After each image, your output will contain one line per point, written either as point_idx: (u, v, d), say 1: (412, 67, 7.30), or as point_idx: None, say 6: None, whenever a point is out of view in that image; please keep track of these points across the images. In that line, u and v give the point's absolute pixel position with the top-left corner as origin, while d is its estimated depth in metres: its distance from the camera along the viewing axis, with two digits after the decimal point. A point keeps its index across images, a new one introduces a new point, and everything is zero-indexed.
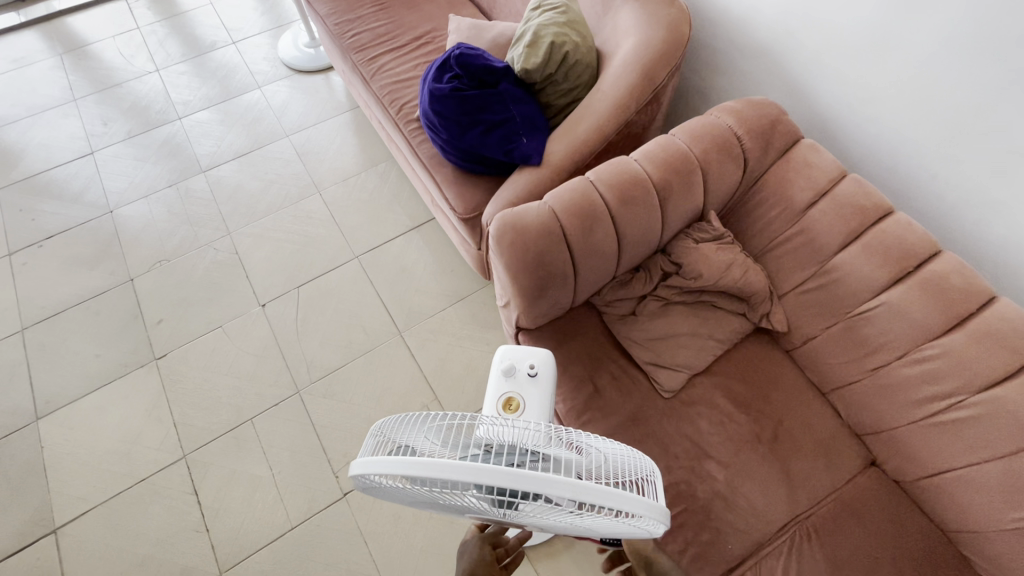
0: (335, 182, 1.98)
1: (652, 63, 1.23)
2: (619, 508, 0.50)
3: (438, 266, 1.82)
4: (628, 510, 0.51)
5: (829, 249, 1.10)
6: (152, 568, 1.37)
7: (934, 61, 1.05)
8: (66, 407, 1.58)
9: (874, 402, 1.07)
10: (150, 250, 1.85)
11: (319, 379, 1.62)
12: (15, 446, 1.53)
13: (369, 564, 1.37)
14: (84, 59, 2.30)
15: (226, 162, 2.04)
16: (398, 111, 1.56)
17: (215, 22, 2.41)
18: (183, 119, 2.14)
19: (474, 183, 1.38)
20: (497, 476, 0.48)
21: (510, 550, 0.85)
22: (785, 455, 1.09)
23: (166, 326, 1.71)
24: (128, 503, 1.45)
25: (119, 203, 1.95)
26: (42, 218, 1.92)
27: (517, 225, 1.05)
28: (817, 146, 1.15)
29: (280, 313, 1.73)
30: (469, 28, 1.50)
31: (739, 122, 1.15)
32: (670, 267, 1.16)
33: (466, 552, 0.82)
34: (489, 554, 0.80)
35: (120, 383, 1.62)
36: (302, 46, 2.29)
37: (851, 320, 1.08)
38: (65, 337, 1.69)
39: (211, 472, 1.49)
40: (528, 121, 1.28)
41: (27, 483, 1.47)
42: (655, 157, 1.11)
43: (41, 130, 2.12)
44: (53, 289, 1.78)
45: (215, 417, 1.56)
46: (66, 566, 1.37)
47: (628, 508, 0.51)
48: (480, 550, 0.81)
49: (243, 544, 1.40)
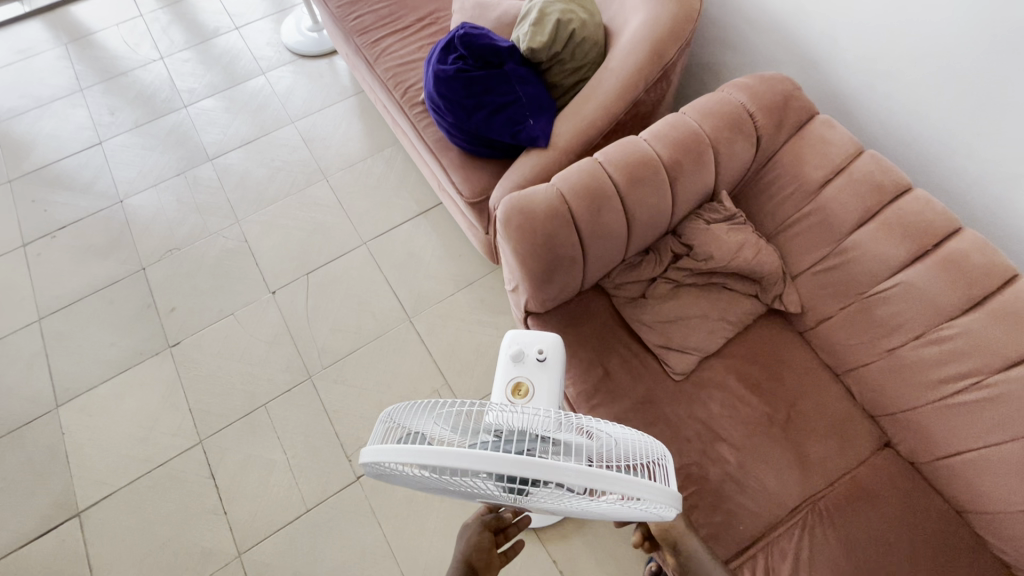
0: (342, 168, 1.98)
1: (661, 39, 1.19)
2: (632, 494, 0.50)
3: (447, 250, 1.81)
4: (640, 497, 0.51)
5: (844, 228, 1.07)
6: (174, 549, 1.41)
7: (954, 30, 1.01)
8: (84, 394, 1.61)
9: (888, 383, 1.06)
10: (161, 238, 1.87)
11: (330, 364, 1.63)
12: (37, 433, 1.56)
13: (384, 545, 1.40)
14: (89, 48, 2.30)
15: (233, 150, 2.04)
16: (403, 94, 1.54)
17: (217, 7, 2.39)
18: (189, 107, 2.14)
19: (481, 167, 1.37)
20: (509, 466, 0.48)
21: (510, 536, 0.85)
22: (797, 437, 1.09)
23: (179, 314, 1.73)
24: (149, 487, 1.48)
25: (128, 193, 1.96)
26: (54, 209, 1.94)
27: (524, 207, 1.03)
28: (832, 122, 1.12)
29: (290, 300, 1.74)
30: (474, 7, 1.47)
31: (751, 98, 1.11)
32: (681, 249, 1.14)
33: (466, 534, 0.82)
34: (487, 540, 0.81)
35: (137, 371, 1.64)
36: (306, 31, 2.27)
37: (866, 301, 1.06)
38: (81, 326, 1.72)
39: (227, 456, 1.51)
40: (535, 101, 1.25)
41: (50, 468, 1.51)
42: (665, 136, 1.08)
43: (50, 120, 2.13)
44: (68, 279, 1.80)
45: (230, 403, 1.58)
46: (90, 547, 1.41)
47: (641, 494, 0.51)
48: (480, 536, 0.81)
49: (260, 526, 1.43)
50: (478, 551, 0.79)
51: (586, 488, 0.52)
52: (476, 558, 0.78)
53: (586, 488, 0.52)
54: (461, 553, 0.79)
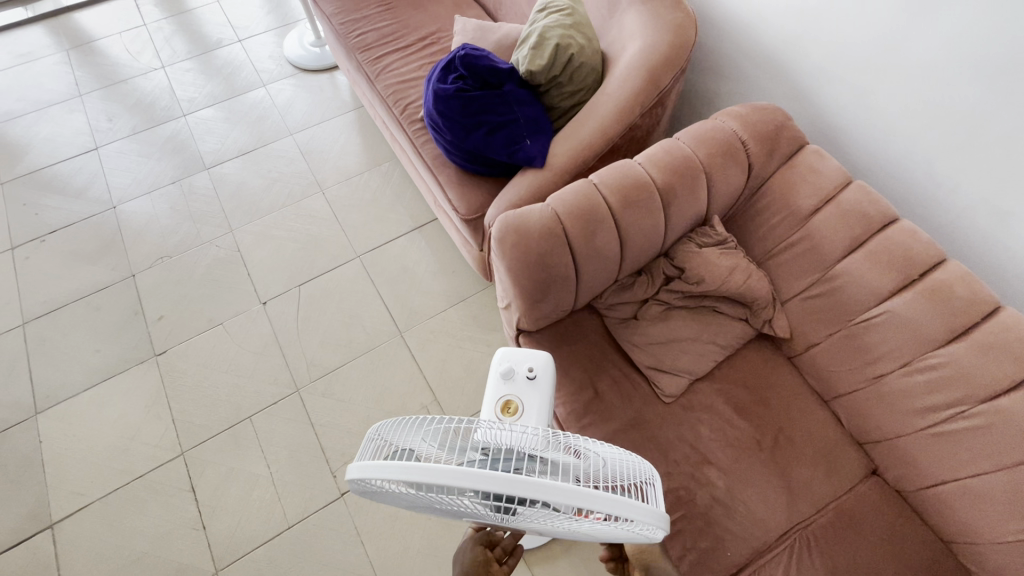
0: (339, 181, 1.99)
1: (657, 66, 1.22)
2: (618, 513, 0.49)
3: (440, 266, 1.81)
4: (627, 517, 0.50)
5: (832, 255, 1.09)
6: (147, 564, 1.37)
7: (941, 65, 1.04)
8: (64, 401, 1.58)
9: (876, 410, 1.06)
10: (153, 246, 1.86)
11: (318, 377, 1.62)
12: (14, 440, 1.52)
13: (365, 565, 1.36)
14: (91, 55, 2.31)
15: (230, 159, 2.05)
16: (402, 111, 1.56)
17: (221, 19, 2.42)
18: (188, 115, 2.15)
19: (477, 185, 1.38)
20: (495, 484, 0.47)
21: (505, 549, 0.83)
22: (785, 462, 1.09)
23: (166, 323, 1.71)
24: (127, 498, 1.45)
25: (122, 199, 1.96)
26: (45, 212, 1.93)
27: (520, 226, 1.04)
28: (822, 152, 1.14)
29: (281, 311, 1.73)
30: (475, 30, 1.50)
31: (743, 126, 1.14)
32: (673, 271, 1.15)
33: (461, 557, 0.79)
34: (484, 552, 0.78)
35: (120, 379, 1.61)
36: (308, 45, 2.30)
37: (854, 328, 1.07)
38: (66, 331, 1.70)
39: (210, 469, 1.48)
40: (532, 122, 1.28)
41: (25, 477, 1.47)
42: (659, 161, 1.10)
43: (47, 125, 2.13)
44: (56, 283, 1.78)
45: (214, 414, 1.56)
46: (62, 560, 1.37)
47: (628, 514, 0.50)
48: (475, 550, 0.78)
49: (239, 543, 1.39)
50: (477, 565, 0.76)
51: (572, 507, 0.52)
52: (476, 569, 0.75)
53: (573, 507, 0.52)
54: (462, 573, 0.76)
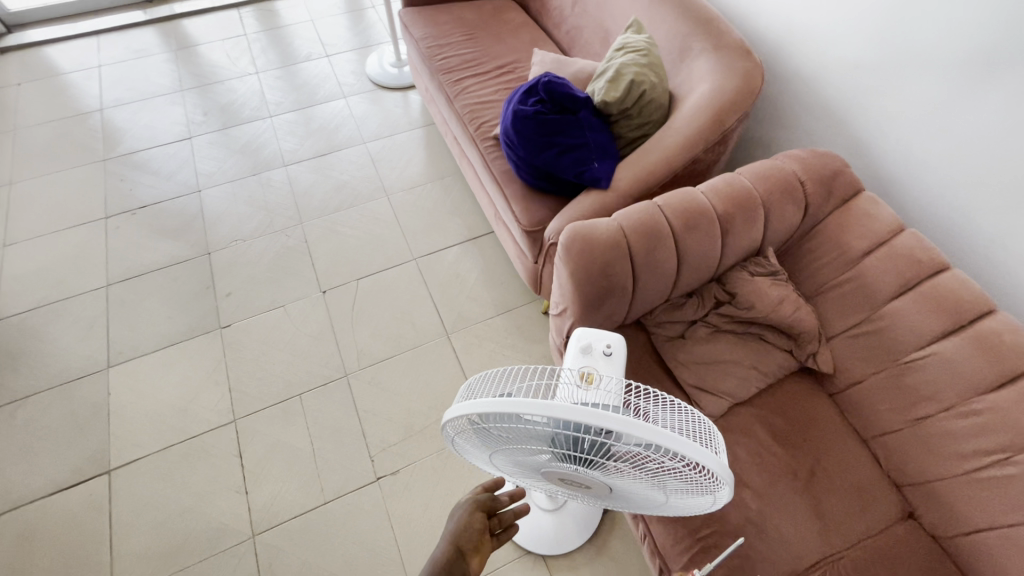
0: (404, 189, 2.13)
1: (724, 108, 1.32)
2: (693, 457, 0.55)
3: (490, 276, 1.91)
4: (701, 462, 0.56)
5: (881, 296, 1.14)
6: (190, 520, 1.45)
7: (998, 129, 1.11)
8: (134, 359, 1.71)
9: (916, 451, 1.08)
10: (229, 229, 2.01)
11: (367, 366, 1.71)
12: (85, 389, 1.65)
13: (393, 549, 1.41)
14: (195, 57, 2.57)
15: (307, 160, 2.22)
16: (476, 128, 1.70)
17: (312, 36, 2.66)
18: (273, 117, 2.35)
19: (541, 201, 1.49)
20: (589, 417, 0.53)
21: (504, 522, 0.88)
22: (820, 493, 1.11)
23: (233, 299, 1.84)
24: (179, 455, 1.54)
25: (206, 185, 2.14)
26: (138, 189, 2.12)
27: (587, 237, 1.12)
28: (877, 199, 1.21)
29: (338, 300, 1.84)
30: (552, 62, 1.64)
31: (802, 168, 1.22)
32: (724, 296, 1.21)
33: (457, 517, 0.85)
34: (478, 523, 0.84)
35: (186, 345, 1.74)
36: (388, 65, 2.50)
37: (899, 368, 1.11)
38: (143, 296, 1.84)
39: (257, 438, 1.57)
40: (601, 147, 1.38)
41: (90, 424, 1.58)
42: (721, 191, 1.18)
43: (149, 113, 2.36)
44: (139, 253, 1.95)
45: (266, 389, 1.65)
46: (114, 505, 1.46)
47: (702, 460, 0.55)
48: (471, 517, 0.84)
49: (277, 511, 1.46)
50: (468, 531, 0.83)
51: (651, 452, 0.57)
52: (466, 537, 0.82)
53: (651, 452, 0.57)
54: (453, 532, 0.83)
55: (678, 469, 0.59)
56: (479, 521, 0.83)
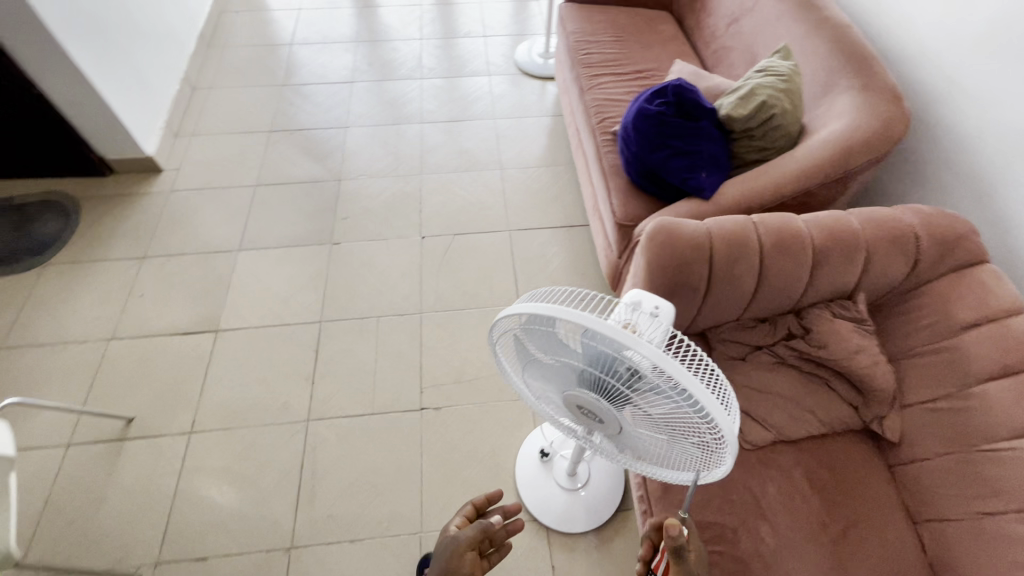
0: (518, 167, 2.26)
1: (854, 147, 1.28)
2: (705, 404, 0.59)
3: (574, 264, 1.97)
4: (710, 411, 0.59)
5: (976, 374, 1.05)
6: (264, 390, 1.68)
7: None
8: (259, 250, 2.00)
9: (970, 546, 0.99)
10: (362, 165, 2.27)
11: (441, 311, 1.85)
12: (218, 262, 1.96)
13: (417, 472, 1.53)
14: (375, 16, 2.91)
15: (442, 122, 2.43)
16: (599, 122, 1.77)
17: (477, 17, 2.90)
18: (424, 80, 2.60)
19: (641, 199, 1.53)
20: (618, 337, 0.59)
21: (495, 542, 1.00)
22: (846, 555, 1.04)
23: (348, 223, 2.08)
24: (270, 336, 1.79)
25: (354, 124, 2.43)
26: (301, 115, 2.46)
27: (673, 232, 1.13)
28: (1001, 276, 1.11)
29: (433, 248, 2.01)
30: (690, 74, 1.67)
31: (922, 223, 1.15)
32: (798, 329, 1.19)
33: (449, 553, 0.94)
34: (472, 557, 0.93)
35: (301, 250, 2.00)
36: (536, 55, 2.66)
37: (975, 454, 1.02)
38: (280, 202, 2.15)
39: (334, 342, 1.77)
40: (713, 160, 1.39)
41: (213, 290, 1.89)
42: (824, 225, 1.15)
43: (326, 55, 2.72)
44: (287, 166, 2.26)
45: (352, 304, 1.86)
46: (213, 359, 1.74)
47: (712, 410, 0.59)
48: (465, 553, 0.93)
49: (332, 407, 1.64)
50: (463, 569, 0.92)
51: (668, 388, 0.62)
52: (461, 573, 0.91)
53: (668, 388, 0.62)
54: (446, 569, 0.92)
55: (690, 414, 0.63)
56: (471, 559, 0.92)
